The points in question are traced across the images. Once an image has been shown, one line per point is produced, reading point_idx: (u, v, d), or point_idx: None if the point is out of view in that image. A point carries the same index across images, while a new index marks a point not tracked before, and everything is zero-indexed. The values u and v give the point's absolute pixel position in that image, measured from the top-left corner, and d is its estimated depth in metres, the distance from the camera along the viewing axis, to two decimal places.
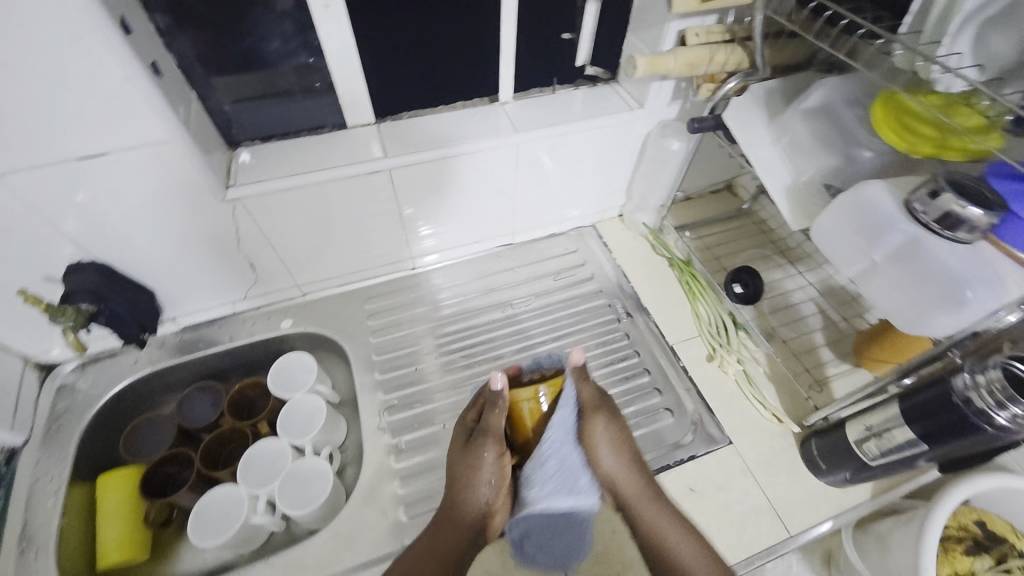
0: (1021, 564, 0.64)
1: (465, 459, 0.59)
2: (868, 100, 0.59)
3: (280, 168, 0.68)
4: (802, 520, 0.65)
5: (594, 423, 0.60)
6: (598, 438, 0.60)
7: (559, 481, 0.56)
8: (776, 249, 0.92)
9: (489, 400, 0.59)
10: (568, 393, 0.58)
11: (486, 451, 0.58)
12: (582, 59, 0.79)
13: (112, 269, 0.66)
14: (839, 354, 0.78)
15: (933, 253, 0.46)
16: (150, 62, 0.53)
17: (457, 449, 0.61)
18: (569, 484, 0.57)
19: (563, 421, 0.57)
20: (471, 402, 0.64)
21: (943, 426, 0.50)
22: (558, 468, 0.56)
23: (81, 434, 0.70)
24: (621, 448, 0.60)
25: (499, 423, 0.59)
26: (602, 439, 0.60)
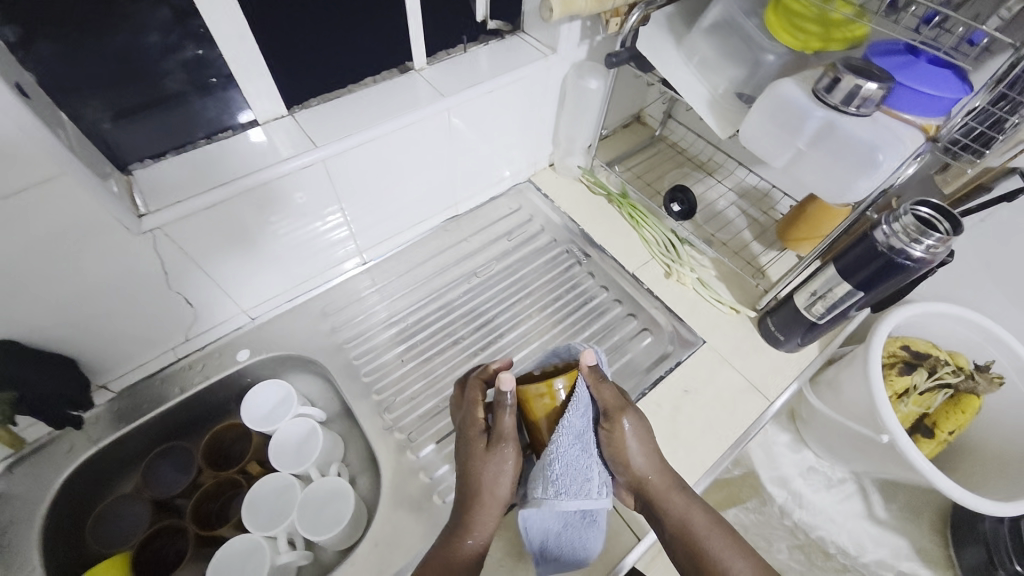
0: (949, 368, 0.79)
1: (487, 470, 0.54)
2: (761, 11, 0.64)
3: (198, 183, 0.59)
4: (777, 388, 0.76)
5: (626, 420, 0.54)
6: (624, 440, 0.54)
7: (565, 483, 0.51)
8: (693, 166, 1.00)
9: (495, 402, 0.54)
10: (580, 393, 0.52)
11: (507, 455, 0.54)
12: (481, 14, 0.78)
13: (20, 345, 0.55)
14: (767, 243, 0.89)
15: (845, 129, 0.54)
16: (12, 83, 0.43)
17: (475, 458, 0.55)
18: (576, 486, 0.52)
19: (571, 424, 0.51)
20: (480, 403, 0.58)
21: (876, 271, 0.60)
22: (564, 470, 0.51)
23: (40, 544, 0.59)
24: (648, 447, 0.55)
25: (508, 423, 0.54)
26: (631, 439, 0.54)
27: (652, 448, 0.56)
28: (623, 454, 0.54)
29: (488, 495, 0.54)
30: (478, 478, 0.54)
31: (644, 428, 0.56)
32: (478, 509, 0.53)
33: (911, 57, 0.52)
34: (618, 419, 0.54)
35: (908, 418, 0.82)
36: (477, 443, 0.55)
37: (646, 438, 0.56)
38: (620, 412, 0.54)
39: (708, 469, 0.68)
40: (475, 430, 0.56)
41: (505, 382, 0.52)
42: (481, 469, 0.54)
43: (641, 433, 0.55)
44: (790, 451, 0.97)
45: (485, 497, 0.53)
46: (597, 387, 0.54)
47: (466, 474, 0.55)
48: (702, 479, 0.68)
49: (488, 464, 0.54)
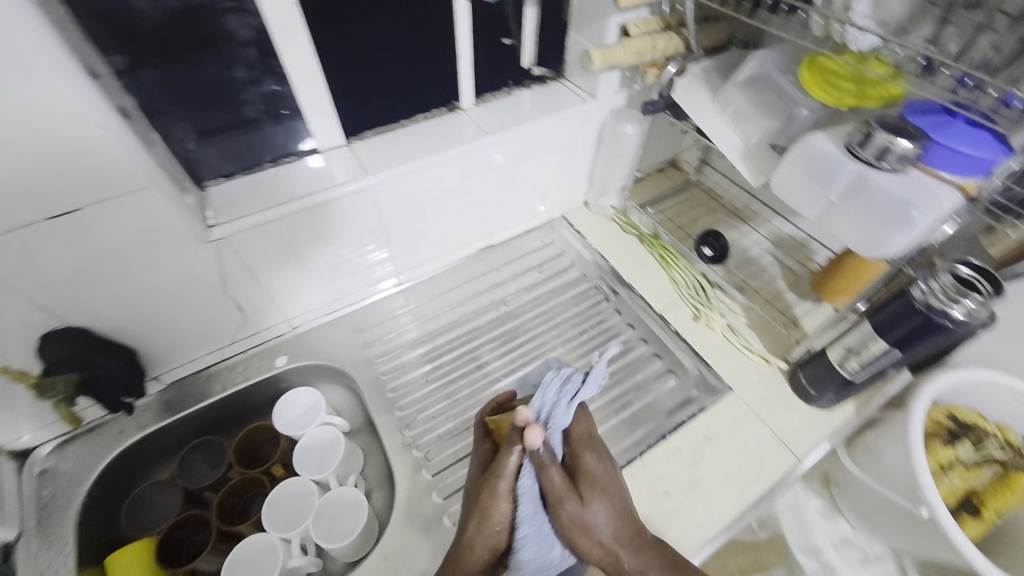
0: (996, 443, 0.75)
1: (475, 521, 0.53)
2: (795, 66, 0.68)
3: (261, 200, 0.66)
4: (807, 445, 0.72)
5: (569, 507, 0.52)
6: (574, 524, 0.52)
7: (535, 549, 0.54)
8: (727, 212, 1.01)
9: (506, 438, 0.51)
10: (524, 485, 0.51)
11: (501, 512, 0.52)
12: (527, 60, 0.84)
13: (90, 331, 0.61)
14: (801, 294, 0.88)
15: (878, 185, 0.55)
16: (118, 106, 0.51)
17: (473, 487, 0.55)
18: (540, 559, 0.55)
19: (520, 511, 0.52)
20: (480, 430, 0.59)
21: (913, 329, 0.58)
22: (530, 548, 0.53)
23: (78, 515, 0.64)
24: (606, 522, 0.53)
25: (502, 475, 0.51)
26: (581, 523, 0.52)
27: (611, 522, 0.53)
28: (579, 537, 0.53)
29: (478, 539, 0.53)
30: (474, 521, 0.53)
31: (601, 503, 0.53)
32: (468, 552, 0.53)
33: (948, 117, 0.52)
34: (565, 505, 0.51)
35: (953, 493, 0.75)
36: (473, 475, 0.57)
37: (600, 515, 0.53)
38: (565, 498, 0.51)
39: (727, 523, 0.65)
40: (480, 460, 0.57)
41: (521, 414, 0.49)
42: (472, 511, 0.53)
43: (592, 511, 0.53)
44: (823, 518, 0.91)
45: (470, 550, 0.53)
46: (544, 471, 0.50)
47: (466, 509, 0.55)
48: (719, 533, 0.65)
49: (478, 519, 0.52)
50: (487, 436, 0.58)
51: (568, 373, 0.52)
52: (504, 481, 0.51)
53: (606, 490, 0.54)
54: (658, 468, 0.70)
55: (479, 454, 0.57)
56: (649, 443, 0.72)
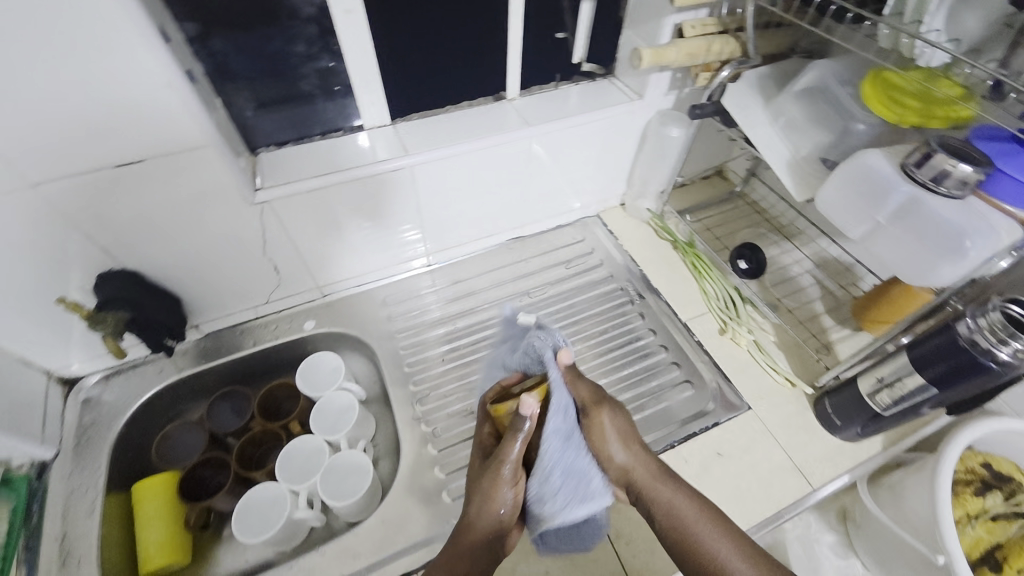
0: None
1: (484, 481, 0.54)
2: (857, 79, 0.64)
3: (305, 169, 0.69)
4: (823, 475, 0.69)
5: (602, 416, 0.57)
6: (606, 434, 0.56)
7: (566, 486, 0.52)
8: (770, 227, 0.97)
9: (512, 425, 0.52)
10: (558, 396, 0.51)
11: (505, 474, 0.53)
12: (578, 56, 0.84)
13: (140, 276, 0.66)
14: (840, 320, 0.83)
15: (932, 209, 0.51)
16: (186, 70, 0.55)
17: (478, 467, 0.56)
18: (578, 491, 0.52)
19: (557, 429, 0.51)
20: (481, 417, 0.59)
21: (954, 368, 0.54)
22: (563, 475, 0.52)
23: (112, 445, 0.70)
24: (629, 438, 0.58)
25: (516, 449, 0.52)
26: (609, 433, 0.57)
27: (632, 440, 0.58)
28: (607, 448, 0.56)
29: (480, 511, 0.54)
30: (478, 494, 0.54)
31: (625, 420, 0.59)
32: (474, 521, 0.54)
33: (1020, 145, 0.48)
34: (597, 413, 0.57)
35: (977, 546, 0.70)
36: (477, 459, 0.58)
37: (623, 429, 0.58)
38: (598, 405, 0.57)
39: None
40: (480, 448, 0.59)
41: (527, 405, 0.50)
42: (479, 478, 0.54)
43: (616, 427, 0.58)
44: (834, 555, 0.82)
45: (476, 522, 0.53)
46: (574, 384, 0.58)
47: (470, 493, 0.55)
48: None
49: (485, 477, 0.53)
50: (487, 419, 0.59)
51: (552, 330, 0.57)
52: (513, 449, 0.52)
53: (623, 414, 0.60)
54: None
55: (482, 442, 0.59)
56: (656, 450, 0.70)
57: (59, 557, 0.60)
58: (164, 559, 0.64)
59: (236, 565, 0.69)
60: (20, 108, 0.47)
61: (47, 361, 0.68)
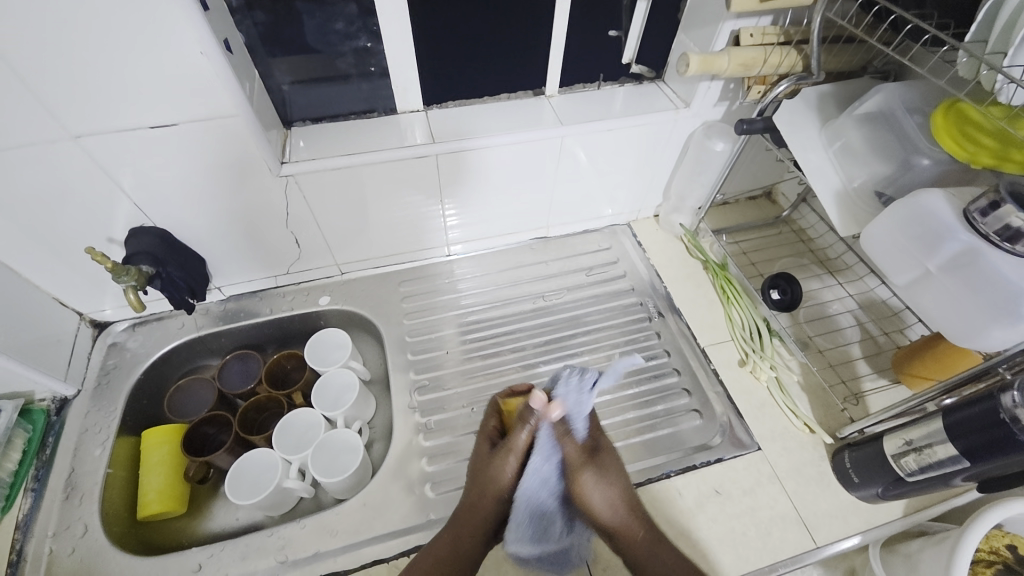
0: None
1: (488, 470, 0.58)
2: (929, 109, 0.58)
3: (333, 148, 0.70)
4: (830, 532, 0.64)
5: (586, 475, 0.58)
6: (585, 494, 0.58)
7: (527, 526, 0.57)
8: (814, 259, 0.90)
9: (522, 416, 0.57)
10: (542, 439, 0.56)
11: (508, 463, 0.57)
12: (628, 56, 0.80)
13: (169, 235, 0.69)
14: (877, 368, 0.77)
15: (991, 264, 0.46)
16: (223, 39, 0.56)
17: (482, 455, 0.60)
18: (537, 533, 0.57)
19: (535, 467, 0.56)
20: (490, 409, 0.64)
21: (989, 441, 0.49)
22: (528, 518, 0.57)
23: (128, 392, 0.74)
24: (613, 500, 0.58)
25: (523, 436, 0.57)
26: (594, 492, 0.58)
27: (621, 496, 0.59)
28: (593, 496, 0.58)
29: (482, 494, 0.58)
30: (483, 476, 0.58)
31: (614, 474, 0.59)
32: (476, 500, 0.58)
33: None
34: (583, 470, 0.58)
35: None
36: (483, 449, 0.60)
37: (610, 489, 0.58)
38: (583, 466, 0.58)
39: None
40: (486, 440, 0.61)
41: (536, 399, 0.55)
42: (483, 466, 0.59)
43: (606, 487, 0.58)
44: None
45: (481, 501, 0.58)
46: (560, 439, 0.56)
47: (474, 475, 0.60)
48: None
49: (489, 466, 0.58)
50: (496, 413, 0.63)
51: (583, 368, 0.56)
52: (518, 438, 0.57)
53: (615, 466, 0.60)
54: (654, 505, 0.65)
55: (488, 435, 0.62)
56: (649, 478, 0.67)
57: (66, 490, 0.65)
58: (161, 506, 0.67)
59: (226, 523, 0.72)
60: (65, 65, 0.50)
61: (81, 304, 0.74)
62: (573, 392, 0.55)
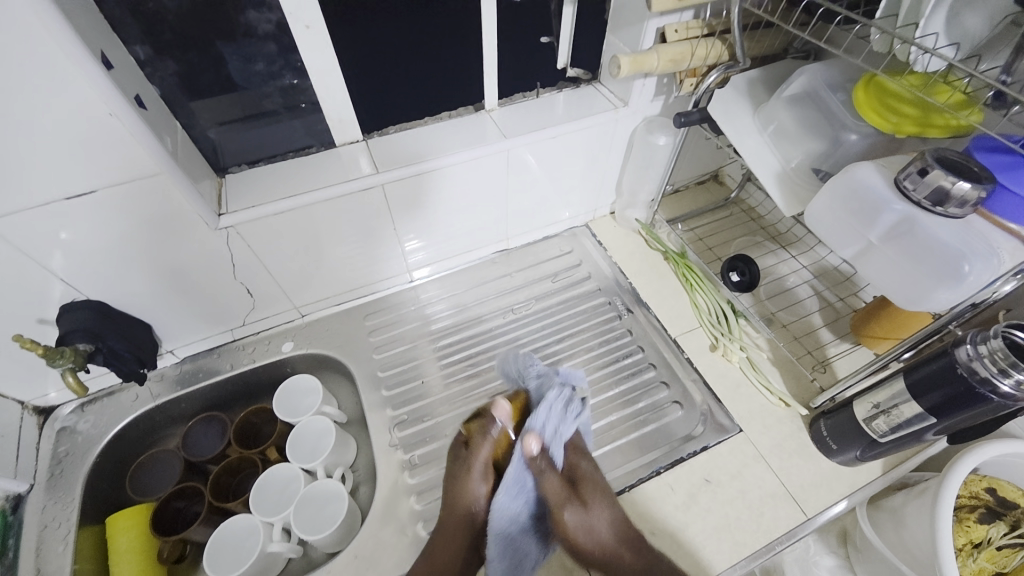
0: None
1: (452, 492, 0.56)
2: (849, 85, 0.60)
3: (272, 191, 0.67)
4: (819, 502, 0.65)
5: (569, 511, 0.53)
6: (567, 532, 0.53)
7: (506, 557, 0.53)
8: (767, 235, 0.93)
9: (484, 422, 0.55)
10: (513, 477, 0.51)
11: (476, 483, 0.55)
12: (563, 61, 0.80)
13: (106, 306, 0.64)
14: (839, 334, 0.79)
15: (925, 229, 0.49)
16: (133, 96, 0.53)
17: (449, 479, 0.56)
18: (514, 561, 0.54)
19: (504, 503, 0.52)
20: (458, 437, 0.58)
21: (950, 396, 0.51)
22: (501, 548, 0.53)
23: (85, 478, 0.69)
24: (597, 535, 0.53)
25: (485, 453, 0.54)
26: (579, 529, 0.53)
27: (610, 525, 0.54)
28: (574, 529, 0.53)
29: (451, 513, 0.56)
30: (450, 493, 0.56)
31: (599, 506, 0.55)
32: (451, 510, 0.56)
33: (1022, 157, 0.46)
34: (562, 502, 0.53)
35: None
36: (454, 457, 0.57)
37: (591, 526, 0.54)
38: (562, 505, 0.53)
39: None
40: (460, 448, 0.57)
41: (499, 407, 0.53)
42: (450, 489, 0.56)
43: (590, 518, 0.54)
44: None
45: (452, 518, 0.56)
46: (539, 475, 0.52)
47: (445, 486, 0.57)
48: None
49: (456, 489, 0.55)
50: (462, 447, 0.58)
51: (569, 395, 0.53)
52: (478, 462, 0.55)
53: (599, 494, 0.56)
54: (647, 505, 0.65)
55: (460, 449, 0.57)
56: (641, 476, 0.67)
57: None
58: None
59: None
60: None
61: (20, 392, 0.68)
62: (553, 419, 0.52)
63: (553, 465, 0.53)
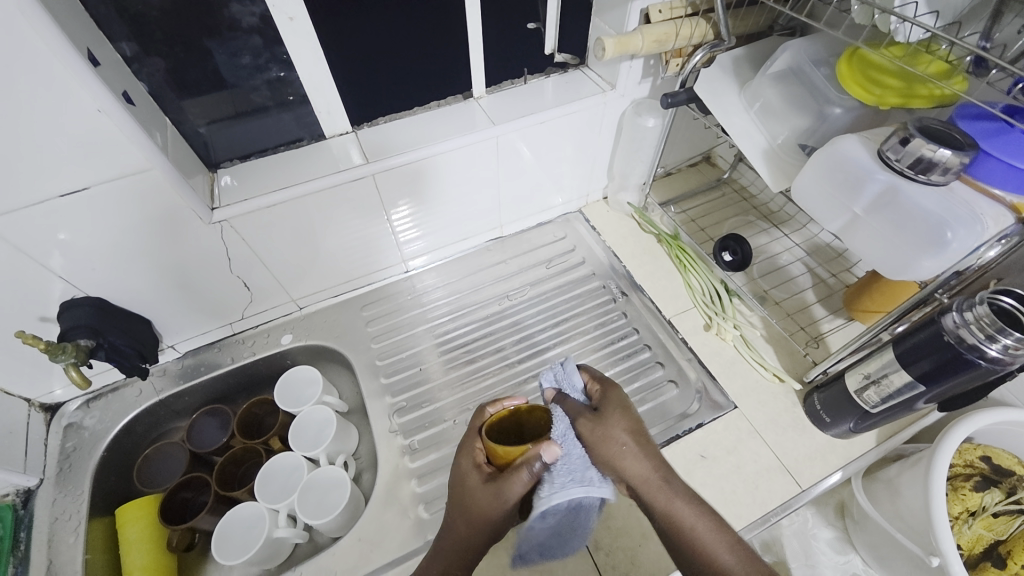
0: None
1: (476, 504, 0.51)
2: (833, 59, 0.60)
3: (265, 184, 0.67)
4: (813, 475, 0.66)
5: (587, 419, 0.53)
6: (598, 437, 0.52)
7: (567, 471, 0.49)
8: (759, 214, 0.93)
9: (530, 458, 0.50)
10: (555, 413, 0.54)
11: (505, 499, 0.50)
12: (550, 47, 0.81)
13: (106, 303, 0.65)
14: (832, 310, 0.80)
15: (909, 198, 0.49)
16: (122, 92, 0.53)
17: (467, 490, 0.52)
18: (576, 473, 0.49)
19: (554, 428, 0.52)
20: (470, 442, 0.54)
21: (938, 364, 0.51)
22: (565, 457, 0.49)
23: (94, 472, 0.70)
24: (630, 445, 0.52)
25: (520, 490, 0.50)
26: (605, 434, 0.52)
27: (630, 437, 0.52)
28: (604, 454, 0.51)
29: (466, 521, 0.52)
30: (466, 506, 0.52)
31: (618, 420, 0.53)
32: (465, 519, 0.52)
33: (1007, 124, 0.46)
34: (583, 417, 0.53)
35: (977, 544, 0.68)
36: (473, 482, 0.52)
37: (617, 429, 0.53)
38: (583, 415, 0.53)
39: None
40: (477, 473, 0.52)
41: (549, 451, 0.49)
42: (470, 500, 0.52)
43: (611, 426, 0.53)
44: (832, 551, 0.79)
45: (463, 527, 0.52)
46: (562, 403, 0.55)
47: (461, 499, 0.53)
48: None
49: (480, 500, 0.51)
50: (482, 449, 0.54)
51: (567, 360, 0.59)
52: (510, 488, 0.49)
53: (620, 412, 0.54)
54: None
55: (480, 471, 0.52)
56: None
57: None
58: None
59: None
60: None
61: (27, 389, 0.69)
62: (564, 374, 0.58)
63: (574, 398, 0.57)
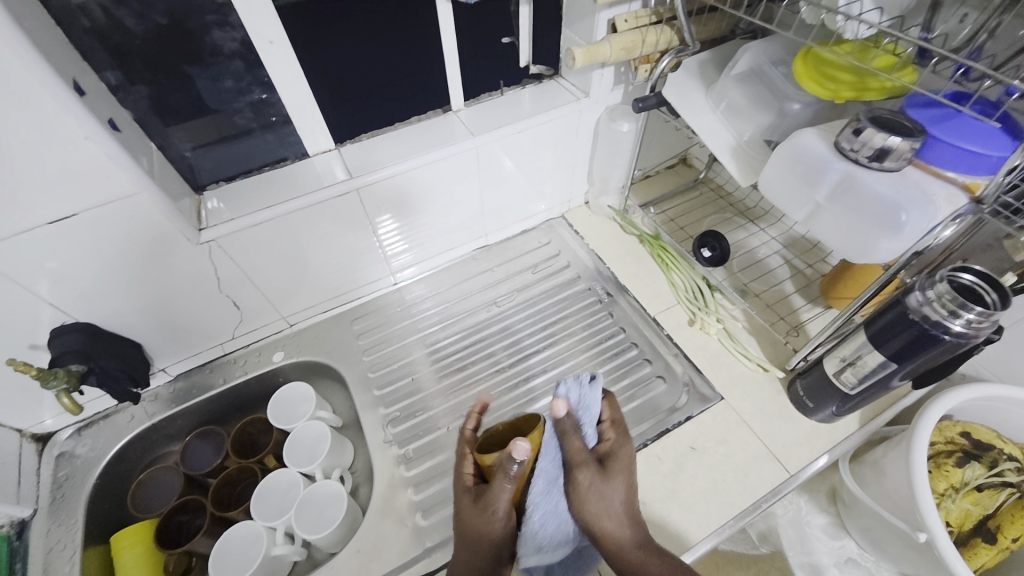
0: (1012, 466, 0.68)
1: (465, 524, 0.52)
2: (790, 59, 0.63)
3: (251, 203, 0.69)
4: (801, 460, 0.67)
5: (587, 474, 0.51)
6: (585, 495, 0.51)
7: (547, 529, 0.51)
8: (736, 211, 0.96)
9: (501, 463, 0.50)
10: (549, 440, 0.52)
11: (493, 510, 0.50)
12: (525, 59, 0.84)
13: (96, 328, 0.66)
14: (810, 299, 0.82)
15: (866, 184, 0.51)
16: (107, 119, 0.55)
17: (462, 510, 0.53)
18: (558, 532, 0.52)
19: (545, 469, 0.51)
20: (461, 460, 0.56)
21: (909, 341, 0.53)
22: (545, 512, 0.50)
23: (87, 500, 0.70)
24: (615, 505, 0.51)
25: (503, 498, 0.50)
26: (596, 492, 0.51)
27: (623, 501, 0.51)
28: (590, 508, 0.51)
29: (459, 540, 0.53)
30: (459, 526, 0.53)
31: (620, 481, 0.52)
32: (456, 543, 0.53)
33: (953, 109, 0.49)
34: (586, 469, 0.51)
35: (967, 519, 0.70)
36: (465, 504, 0.52)
37: (610, 491, 0.51)
38: (585, 465, 0.51)
39: (703, 539, 0.62)
40: (467, 493, 0.53)
41: (517, 449, 0.48)
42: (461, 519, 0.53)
43: (610, 485, 0.51)
44: (827, 536, 0.81)
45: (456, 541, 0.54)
46: (568, 436, 0.52)
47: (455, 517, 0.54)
48: (693, 552, 0.61)
49: (470, 516, 0.52)
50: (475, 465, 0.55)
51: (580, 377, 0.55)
52: (494, 500, 0.50)
53: (624, 469, 0.53)
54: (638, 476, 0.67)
55: (469, 492, 0.53)
56: None
57: None
58: None
59: None
60: None
61: (16, 420, 0.69)
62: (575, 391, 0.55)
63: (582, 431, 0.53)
